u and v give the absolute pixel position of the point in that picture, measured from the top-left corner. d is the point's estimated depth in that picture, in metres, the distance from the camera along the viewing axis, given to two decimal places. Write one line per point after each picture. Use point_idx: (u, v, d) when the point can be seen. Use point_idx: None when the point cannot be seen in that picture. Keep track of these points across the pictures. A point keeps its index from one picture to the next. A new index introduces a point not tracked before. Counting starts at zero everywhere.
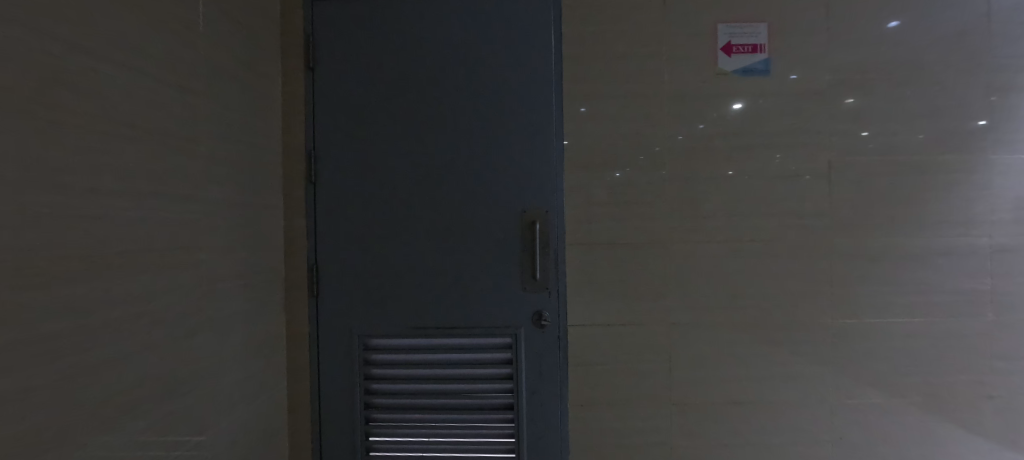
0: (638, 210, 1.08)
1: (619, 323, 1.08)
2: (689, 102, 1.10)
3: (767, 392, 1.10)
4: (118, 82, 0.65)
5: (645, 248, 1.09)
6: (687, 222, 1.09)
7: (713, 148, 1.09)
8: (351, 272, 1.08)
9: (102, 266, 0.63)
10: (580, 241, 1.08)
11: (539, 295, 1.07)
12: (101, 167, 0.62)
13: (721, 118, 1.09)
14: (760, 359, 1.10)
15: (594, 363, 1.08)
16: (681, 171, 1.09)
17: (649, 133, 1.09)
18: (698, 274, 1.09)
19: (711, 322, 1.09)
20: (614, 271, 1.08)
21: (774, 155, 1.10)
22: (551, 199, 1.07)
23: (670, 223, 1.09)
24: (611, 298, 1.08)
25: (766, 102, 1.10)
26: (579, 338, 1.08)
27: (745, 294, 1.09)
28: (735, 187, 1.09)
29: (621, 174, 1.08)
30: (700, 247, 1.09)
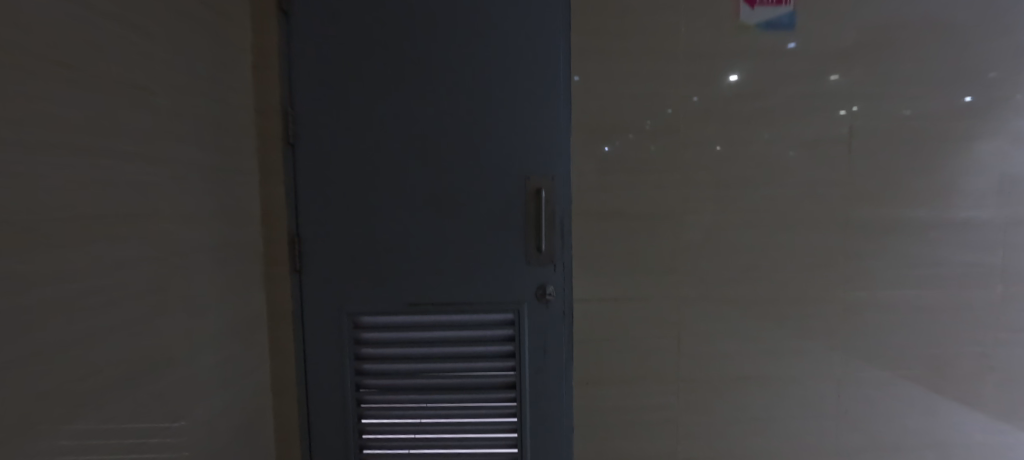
0: (649, 178, 1.01)
1: (626, 297, 1.02)
2: (689, 70, 1.00)
3: (775, 367, 1.07)
4: (51, 13, 0.53)
5: (655, 218, 1.02)
6: (699, 190, 1.02)
7: (711, 122, 1.01)
8: (338, 245, 0.99)
9: (44, 240, 0.53)
10: (587, 211, 1.00)
11: (543, 269, 1.00)
12: (35, 119, 0.51)
13: (718, 91, 1.01)
14: (769, 334, 1.06)
15: (600, 339, 1.03)
16: (694, 136, 1.01)
17: (642, 105, 1.00)
18: (709, 247, 1.03)
19: (720, 295, 1.04)
20: (620, 243, 1.01)
21: (773, 131, 1.02)
22: (557, 166, 0.99)
23: (682, 192, 1.02)
24: (618, 272, 1.02)
25: (771, 71, 1.01)
26: (584, 314, 1.02)
27: (758, 266, 1.04)
28: (739, 161, 1.02)
29: (610, 149, 1.00)
30: (713, 218, 1.02)
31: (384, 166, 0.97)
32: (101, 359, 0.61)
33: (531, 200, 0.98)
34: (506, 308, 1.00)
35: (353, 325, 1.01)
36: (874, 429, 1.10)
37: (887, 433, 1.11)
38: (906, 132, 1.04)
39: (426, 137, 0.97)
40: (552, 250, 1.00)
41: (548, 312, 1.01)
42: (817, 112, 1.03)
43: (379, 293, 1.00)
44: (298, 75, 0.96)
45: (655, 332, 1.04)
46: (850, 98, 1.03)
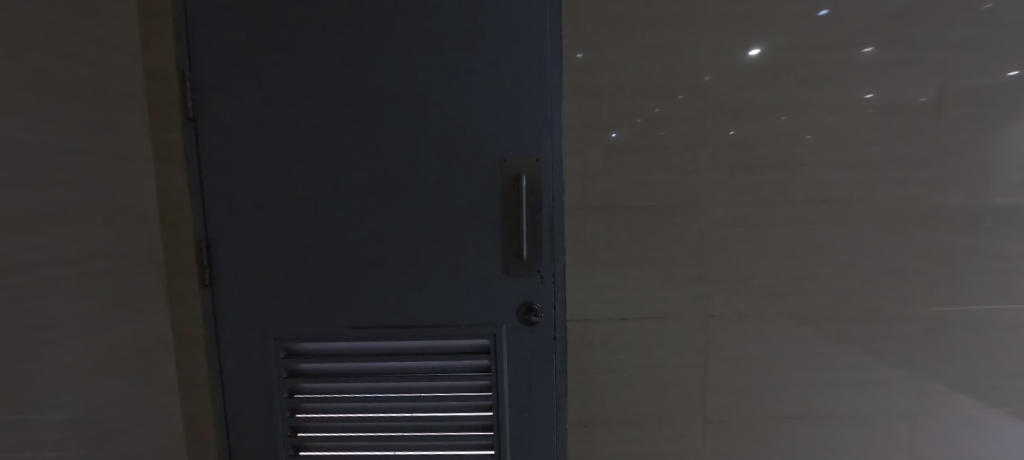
0: (665, 160, 0.76)
1: (636, 317, 0.78)
2: (697, 38, 0.74)
3: (831, 402, 0.82)
4: None
5: (675, 211, 0.77)
6: (735, 177, 0.76)
7: (734, 107, 0.75)
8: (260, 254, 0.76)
9: None
10: (585, 204, 0.76)
11: (527, 279, 0.76)
12: None
13: (733, 71, 0.75)
14: (825, 361, 0.81)
15: (605, 369, 0.79)
16: (728, 102, 0.75)
17: (642, 84, 0.75)
18: (746, 252, 0.78)
19: (760, 314, 0.79)
20: (629, 248, 0.77)
21: (814, 121, 0.76)
22: (545, 145, 0.74)
23: (710, 177, 0.76)
24: (625, 286, 0.77)
25: (804, 41, 0.75)
26: (581, 338, 0.78)
27: (812, 274, 0.79)
28: (774, 150, 0.76)
29: (618, 135, 0.75)
30: (750, 212, 0.77)
31: (316, 149, 0.74)
32: None
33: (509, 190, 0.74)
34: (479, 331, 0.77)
35: (285, 353, 0.78)
36: None
37: None
38: (995, 109, 0.76)
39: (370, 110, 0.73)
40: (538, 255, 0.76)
41: (535, 335, 0.77)
42: (872, 100, 0.76)
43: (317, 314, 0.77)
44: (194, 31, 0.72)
45: (677, 360, 0.79)
46: (914, 75, 0.76)
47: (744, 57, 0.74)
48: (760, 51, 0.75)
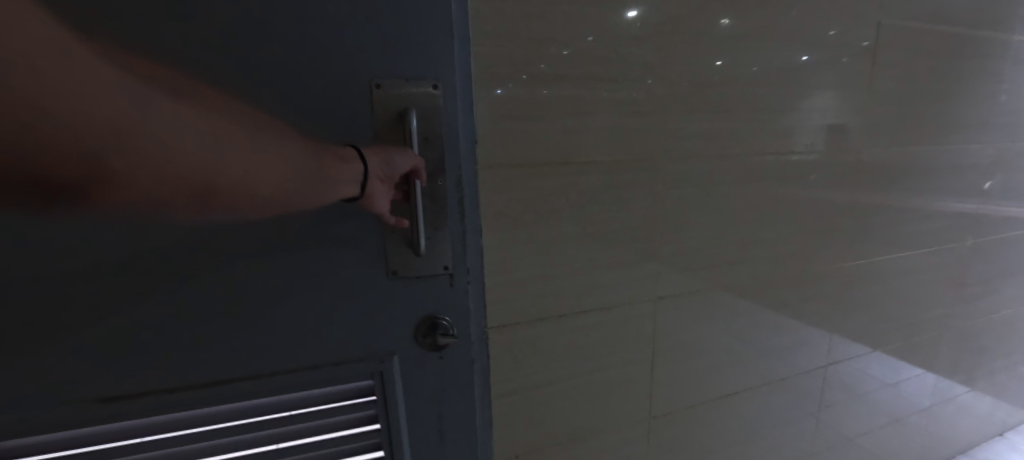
0: (586, 116, 0.55)
1: (578, 311, 0.59)
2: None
3: (761, 372, 0.76)
4: None
5: (608, 177, 0.57)
6: (643, 150, 0.58)
7: (609, 80, 0.55)
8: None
9: None
10: (505, 161, 0.52)
11: (435, 288, 0.49)
12: None
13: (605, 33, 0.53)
14: (760, 330, 0.73)
15: (546, 377, 0.59)
16: (682, 23, 0.56)
17: None
18: (692, 222, 0.63)
19: (698, 298, 0.66)
20: (551, 231, 0.56)
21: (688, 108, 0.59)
22: (446, 56, 0.44)
23: (639, 134, 0.58)
24: (550, 281, 0.57)
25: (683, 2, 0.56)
26: (506, 348, 0.56)
27: (758, 238, 0.68)
28: (683, 118, 0.59)
29: (504, 92, 0.51)
30: (695, 175, 0.61)
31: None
32: None
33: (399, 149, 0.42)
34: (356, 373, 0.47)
35: None
36: (851, 420, 0.88)
37: (862, 422, 0.90)
38: (887, 64, 0.71)
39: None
40: (445, 251, 0.48)
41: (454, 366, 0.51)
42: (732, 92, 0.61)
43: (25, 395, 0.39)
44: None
45: (625, 350, 0.63)
46: (804, 39, 0.64)
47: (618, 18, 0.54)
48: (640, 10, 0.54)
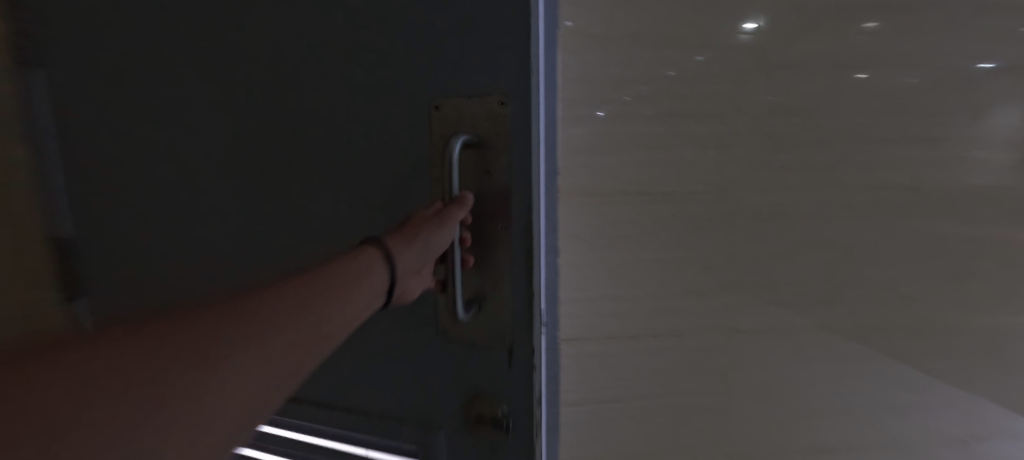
0: (693, 135, 0.62)
1: (648, 334, 0.67)
2: (693, 4, 0.61)
3: (874, 429, 0.70)
4: None
5: (702, 195, 0.64)
6: (747, 161, 0.63)
7: (727, 87, 0.62)
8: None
9: None
10: (585, 192, 0.63)
11: (492, 353, 0.55)
12: None
13: (724, 46, 0.61)
14: (872, 381, 0.68)
15: (616, 375, 0.68)
16: (774, 60, 0.62)
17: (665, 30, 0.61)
18: (789, 248, 0.65)
19: (792, 324, 0.67)
20: (637, 243, 0.65)
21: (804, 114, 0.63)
22: (501, 78, 0.50)
23: (746, 148, 0.63)
24: (635, 286, 0.66)
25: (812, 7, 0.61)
26: (576, 358, 0.67)
27: (865, 278, 0.65)
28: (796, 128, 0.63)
29: (605, 114, 0.62)
30: (796, 195, 0.64)
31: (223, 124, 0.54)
32: None
33: (439, 230, 0.41)
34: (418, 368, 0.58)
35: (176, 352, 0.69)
36: None
37: None
38: None
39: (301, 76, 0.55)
40: (491, 297, 0.54)
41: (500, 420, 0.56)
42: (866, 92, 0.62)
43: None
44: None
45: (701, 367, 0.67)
46: (925, 69, 0.62)
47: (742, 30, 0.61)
48: (758, 24, 0.61)
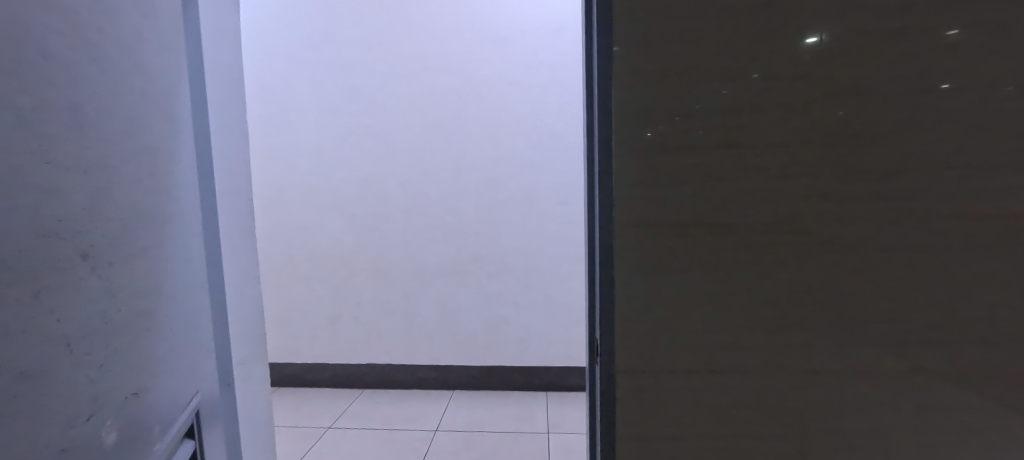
0: (747, 149, 0.68)
1: (712, 370, 0.72)
2: (752, 37, 0.67)
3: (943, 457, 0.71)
4: None
5: (773, 223, 0.69)
6: (812, 175, 0.68)
7: (792, 100, 0.67)
8: (94, 252, 0.56)
9: None
10: (650, 224, 0.70)
11: None
12: None
13: (786, 63, 0.67)
14: (935, 409, 0.70)
15: (679, 384, 0.73)
16: (831, 85, 0.66)
17: (721, 62, 0.67)
18: (854, 257, 0.68)
19: (857, 333, 0.70)
20: (696, 254, 0.70)
21: (873, 124, 0.66)
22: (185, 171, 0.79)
23: (804, 161, 0.67)
24: (691, 296, 0.71)
25: (885, 21, 0.65)
26: (635, 386, 0.73)
27: (922, 305, 0.68)
28: (864, 138, 0.66)
29: (653, 134, 0.69)
30: (862, 206, 0.67)
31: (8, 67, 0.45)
32: None
33: None
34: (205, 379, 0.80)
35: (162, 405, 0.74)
36: None
37: None
38: None
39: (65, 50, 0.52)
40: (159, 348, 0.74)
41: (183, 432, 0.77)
42: (940, 101, 0.65)
43: (55, 355, 0.49)
44: (149, 16, 0.69)
45: (764, 377, 0.72)
46: (982, 93, 0.65)
47: (810, 45, 0.66)
48: (819, 38, 0.66)
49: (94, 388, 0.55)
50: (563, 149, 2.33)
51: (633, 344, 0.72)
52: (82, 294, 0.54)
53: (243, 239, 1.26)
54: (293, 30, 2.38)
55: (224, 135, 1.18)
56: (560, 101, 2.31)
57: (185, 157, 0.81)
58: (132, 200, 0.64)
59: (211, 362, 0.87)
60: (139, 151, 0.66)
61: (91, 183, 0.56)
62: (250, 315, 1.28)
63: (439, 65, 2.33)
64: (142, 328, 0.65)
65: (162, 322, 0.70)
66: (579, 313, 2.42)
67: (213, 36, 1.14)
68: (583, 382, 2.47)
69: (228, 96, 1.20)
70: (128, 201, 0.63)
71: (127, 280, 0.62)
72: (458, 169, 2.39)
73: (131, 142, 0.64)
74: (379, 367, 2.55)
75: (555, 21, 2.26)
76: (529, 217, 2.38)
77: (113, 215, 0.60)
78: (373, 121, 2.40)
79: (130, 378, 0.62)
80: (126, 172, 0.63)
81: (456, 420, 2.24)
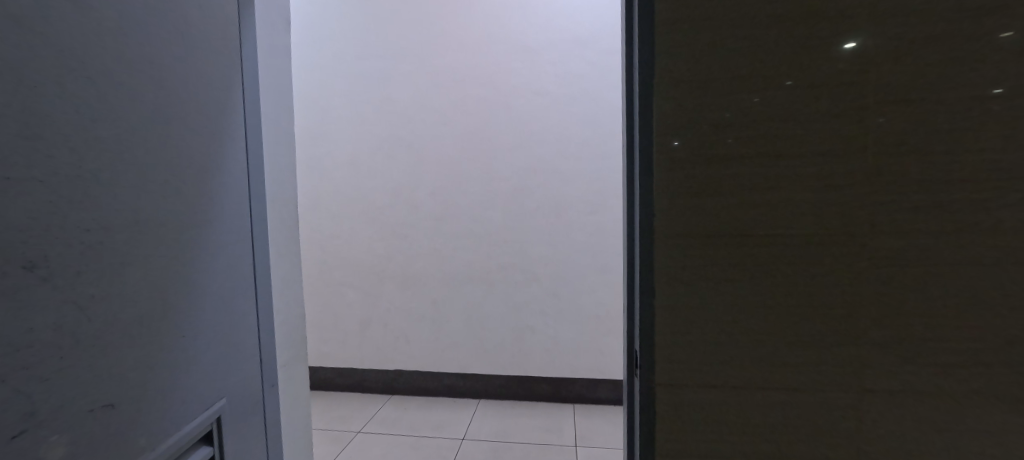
0: (783, 158, 0.66)
1: (758, 386, 0.70)
2: (790, 44, 0.65)
3: None
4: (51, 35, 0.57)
5: (821, 234, 0.66)
6: (858, 184, 0.65)
7: (834, 107, 0.65)
8: (65, 263, 0.58)
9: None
10: (690, 235, 0.69)
11: None
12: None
13: (826, 69, 0.65)
14: (995, 436, 0.66)
15: (721, 400, 0.71)
16: (875, 92, 0.64)
17: (758, 69, 0.66)
18: (907, 271, 0.65)
19: (912, 350, 0.66)
20: (732, 266, 0.68)
21: (927, 131, 0.63)
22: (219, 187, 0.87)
23: (848, 170, 0.65)
24: (728, 309, 0.69)
25: (942, 24, 0.62)
26: (676, 400, 0.72)
27: (980, 324, 0.65)
28: (917, 146, 0.64)
29: (681, 144, 0.68)
30: (915, 218, 0.64)
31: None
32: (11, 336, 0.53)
33: None
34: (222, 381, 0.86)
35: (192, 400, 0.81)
36: None
37: None
38: None
39: (41, 69, 0.56)
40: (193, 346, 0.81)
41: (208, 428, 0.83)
42: (1002, 106, 0.62)
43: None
44: (186, 49, 0.78)
45: (811, 394, 0.69)
46: None
47: (860, 50, 0.64)
48: (859, 44, 0.64)
49: (53, 399, 0.57)
50: (593, 159, 2.32)
51: (672, 357, 0.71)
52: (46, 304, 0.56)
53: (289, 246, 1.30)
54: (331, 45, 2.47)
55: (272, 146, 1.23)
56: (589, 111, 2.30)
57: (210, 171, 0.84)
58: (121, 212, 0.66)
59: (241, 364, 0.92)
60: (141, 166, 0.69)
61: (67, 196, 0.59)
62: (293, 319, 1.31)
63: (469, 77, 2.37)
64: (130, 337, 0.67)
65: (161, 330, 0.72)
66: (607, 325, 2.38)
67: (264, 52, 1.20)
68: (611, 396, 2.42)
69: (277, 109, 1.25)
70: (117, 211, 0.65)
71: (117, 291, 0.65)
72: (488, 178, 2.41)
73: (128, 156, 0.67)
74: (408, 374, 2.57)
75: (585, 32, 2.26)
76: (558, 226, 2.37)
77: (96, 225, 0.62)
78: (405, 132, 2.45)
79: (106, 387, 0.63)
80: (116, 183, 0.65)
81: (483, 429, 2.24)
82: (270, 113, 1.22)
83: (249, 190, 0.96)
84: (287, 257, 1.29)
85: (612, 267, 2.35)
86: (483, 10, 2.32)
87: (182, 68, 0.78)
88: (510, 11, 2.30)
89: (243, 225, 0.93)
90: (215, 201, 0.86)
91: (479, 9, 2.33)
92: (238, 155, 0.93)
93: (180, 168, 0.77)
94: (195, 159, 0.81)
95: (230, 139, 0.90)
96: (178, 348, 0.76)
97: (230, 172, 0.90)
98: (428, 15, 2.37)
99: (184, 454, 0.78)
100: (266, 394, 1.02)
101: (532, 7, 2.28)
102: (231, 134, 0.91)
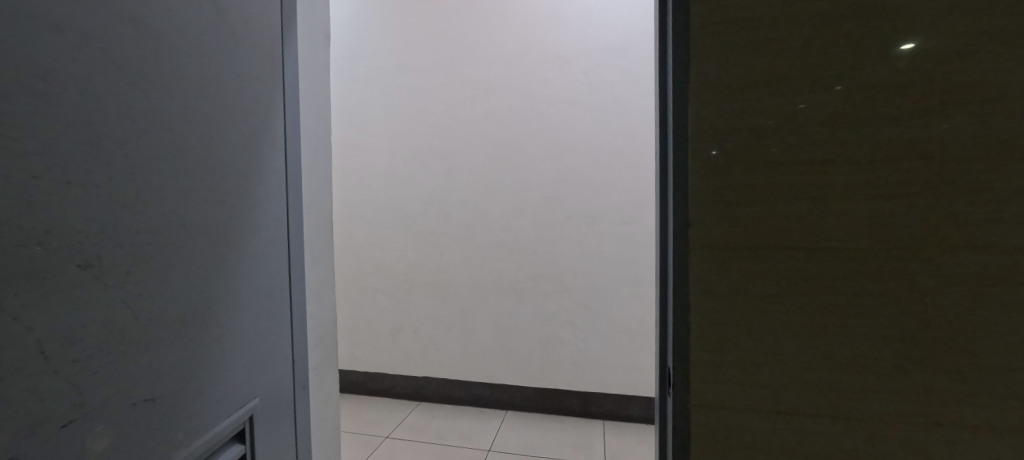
0: (834, 167, 0.62)
1: (808, 412, 0.65)
2: (841, 45, 0.61)
3: None
4: (114, 45, 0.60)
5: (879, 249, 0.61)
6: (920, 195, 0.60)
7: (892, 112, 0.60)
8: (116, 263, 0.61)
9: (55, 221, 0.54)
10: (731, 246, 0.65)
11: None
12: (61, 100, 0.54)
13: (881, 71, 0.60)
14: None
15: (765, 425, 0.66)
16: (937, 96, 0.59)
17: (806, 72, 0.62)
18: (979, 290, 0.59)
19: (986, 379, 0.60)
20: (776, 281, 0.64)
21: (1003, 136, 0.58)
22: (263, 194, 0.90)
23: (908, 178, 0.60)
24: (772, 327, 0.65)
25: (1013, 22, 0.57)
26: (713, 423, 0.67)
27: None
28: (986, 153, 0.58)
29: (718, 152, 0.65)
30: (988, 233, 0.58)
31: (20, 92, 0.51)
32: (69, 329, 0.55)
33: None
34: (253, 386, 0.86)
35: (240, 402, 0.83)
36: None
37: None
38: None
39: (102, 79, 0.59)
40: (240, 347, 0.83)
41: (242, 426, 0.84)
42: None
43: (50, 358, 0.54)
44: (235, 58, 0.82)
45: (868, 424, 0.63)
46: None
47: (926, 50, 0.59)
48: (918, 46, 0.59)
49: (100, 393, 0.59)
50: (625, 169, 2.28)
51: (708, 376, 0.67)
52: (98, 301, 0.58)
53: (323, 250, 1.32)
54: (368, 58, 2.54)
55: (310, 154, 1.26)
56: (622, 120, 2.26)
57: (252, 176, 0.87)
58: (169, 214, 0.68)
59: (274, 366, 0.93)
60: (190, 171, 0.72)
61: (123, 199, 0.61)
62: (325, 322, 1.33)
63: (501, 87, 2.38)
64: (173, 335, 0.69)
65: (203, 330, 0.74)
66: (639, 339, 2.31)
67: (305, 62, 1.23)
68: (642, 413, 2.34)
69: (316, 118, 1.29)
70: (164, 214, 0.67)
71: (166, 290, 0.68)
72: (518, 188, 2.40)
73: (177, 161, 0.69)
74: (436, 381, 2.57)
75: (618, 40, 2.23)
76: (589, 236, 2.33)
77: (144, 228, 0.64)
78: (438, 142, 2.48)
79: (150, 383, 0.65)
80: (165, 186, 0.67)
81: (511, 441, 2.20)
82: (308, 123, 1.26)
83: (289, 194, 0.99)
84: (321, 261, 1.31)
85: (644, 280, 2.28)
86: (515, 21, 2.34)
87: (231, 78, 0.80)
88: (542, 21, 2.30)
89: (281, 230, 0.95)
90: (255, 205, 0.87)
91: (512, 19, 2.34)
92: (279, 160, 0.95)
93: (225, 173, 0.79)
94: (240, 165, 0.83)
95: (273, 147, 0.93)
96: (216, 347, 0.77)
97: (270, 180, 0.92)
98: (461, 27, 2.40)
99: (217, 452, 0.79)
100: (298, 396, 1.03)
101: (563, 17, 2.28)
102: (273, 140, 0.93)
